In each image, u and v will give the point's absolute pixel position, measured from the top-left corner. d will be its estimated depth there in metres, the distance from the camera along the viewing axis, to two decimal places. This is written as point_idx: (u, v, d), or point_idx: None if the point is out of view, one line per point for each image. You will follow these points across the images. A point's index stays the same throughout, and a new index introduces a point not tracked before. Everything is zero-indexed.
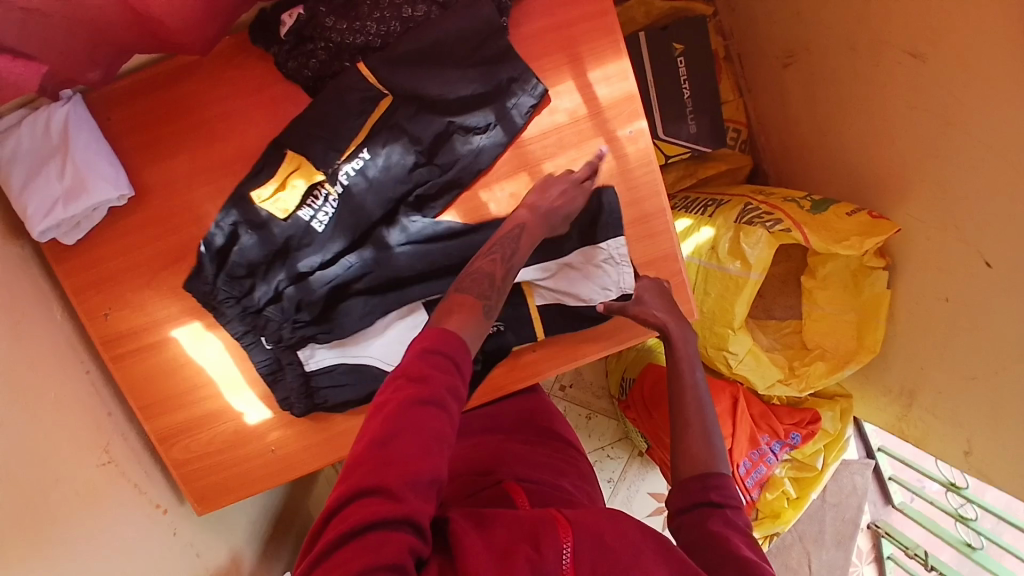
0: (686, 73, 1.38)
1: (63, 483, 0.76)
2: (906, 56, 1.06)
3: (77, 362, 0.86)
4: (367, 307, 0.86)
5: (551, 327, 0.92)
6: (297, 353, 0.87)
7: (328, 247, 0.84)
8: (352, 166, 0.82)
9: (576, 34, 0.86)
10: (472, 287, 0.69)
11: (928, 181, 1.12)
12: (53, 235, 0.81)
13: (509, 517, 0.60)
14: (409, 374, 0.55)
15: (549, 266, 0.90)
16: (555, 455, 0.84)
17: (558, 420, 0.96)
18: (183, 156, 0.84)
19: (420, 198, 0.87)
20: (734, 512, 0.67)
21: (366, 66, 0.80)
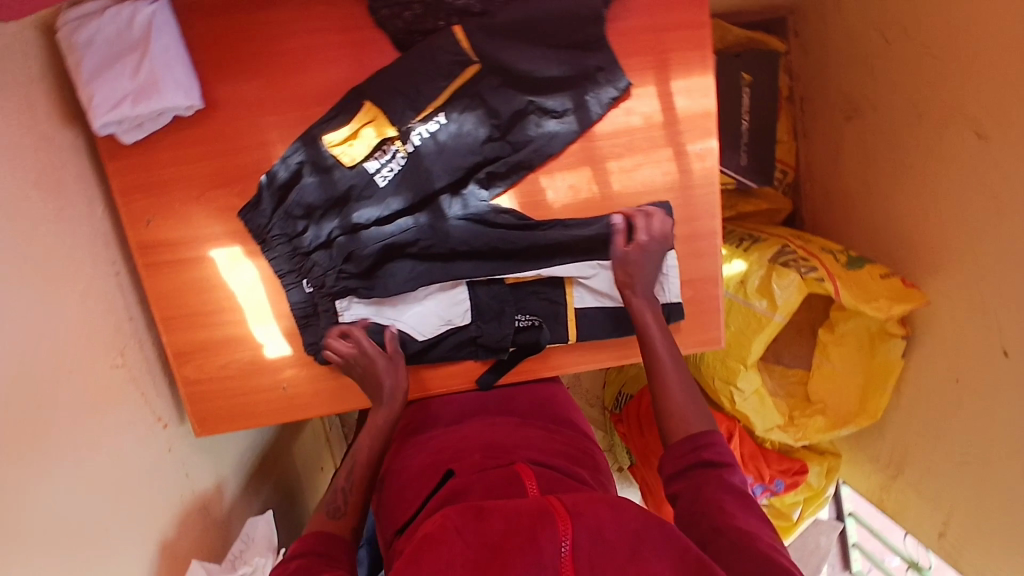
0: (748, 105, 1.40)
1: (74, 377, 0.75)
2: (972, 136, 1.06)
3: (109, 262, 0.85)
4: (413, 272, 0.88)
5: (585, 331, 0.94)
6: (335, 301, 0.88)
7: (388, 204, 0.86)
8: (426, 128, 0.83)
9: (669, 40, 0.86)
10: (333, 500, 0.80)
11: (964, 261, 1.12)
12: (113, 130, 0.79)
13: (507, 510, 0.61)
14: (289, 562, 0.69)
15: (592, 267, 0.91)
16: (571, 444, 0.83)
17: (575, 412, 0.95)
18: (258, 80, 0.83)
19: (487, 173, 0.87)
20: (726, 472, 0.71)
21: (462, 31, 0.80)
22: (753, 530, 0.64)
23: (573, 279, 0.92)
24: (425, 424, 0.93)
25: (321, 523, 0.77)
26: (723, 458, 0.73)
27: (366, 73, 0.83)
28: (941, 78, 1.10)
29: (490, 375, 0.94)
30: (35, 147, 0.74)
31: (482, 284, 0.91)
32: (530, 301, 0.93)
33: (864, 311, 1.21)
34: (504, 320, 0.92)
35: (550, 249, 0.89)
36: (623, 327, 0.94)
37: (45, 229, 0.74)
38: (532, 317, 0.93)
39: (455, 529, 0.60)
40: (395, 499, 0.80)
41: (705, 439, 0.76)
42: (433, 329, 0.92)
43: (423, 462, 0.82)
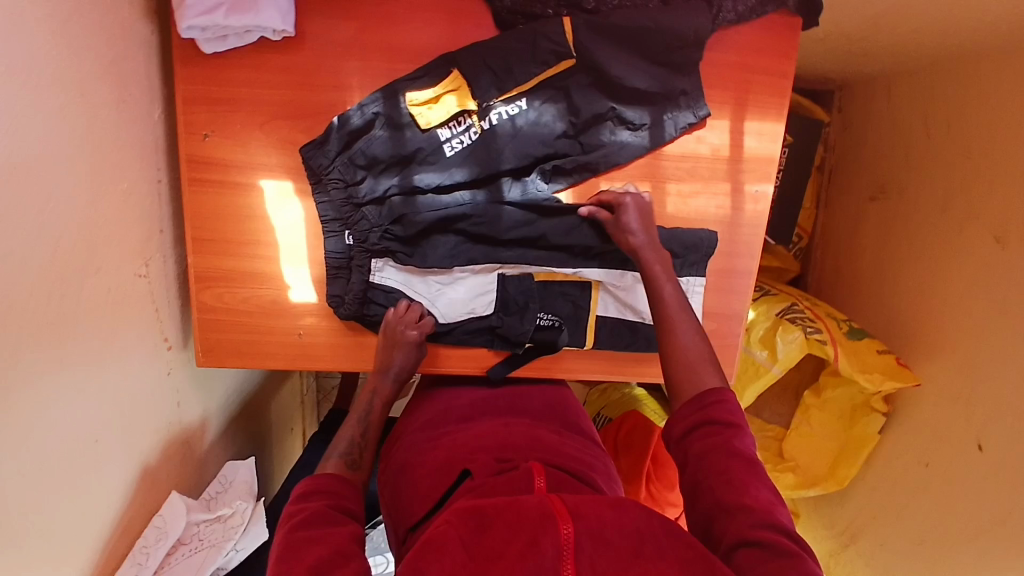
0: (785, 164, 1.45)
1: (99, 276, 0.72)
2: (991, 240, 1.11)
3: (154, 168, 0.82)
4: (454, 249, 0.88)
5: (602, 340, 0.95)
6: (371, 259, 0.87)
7: (451, 173, 0.85)
8: (505, 109, 0.84)
9: (753, 82, 0.88)
10: (345, 448, 0.78)
11: (957, 353, 1.18)
12: (195, 36, 0.76)
13: (506, 510, 0.58)
14: (289, 514, 0.65)
15: (625, 275, 0.92)
16: (584, 450, 0.83)
17: (585, 419, 0.95)
18: (353, 22, 0.81)
19: (553, 166, 0.87)
20: (736, 436, 0.65)
21: (570, 24, 0.81)
22: (762, 509, 0.58)
23: (601, 283, 0.93)
24: (437, 419, 0.91)
25: (335, 467, 0.74)
26: (733, 417, 0.67)
27: (461, 42, 0.83)
28: (973, 177, 1.16)
29: (503, 367, 0.94)
30: (113, 32, 0.71)
31: (515, 277, 0.91)
32: (556, 301, 0.93)
33: (857, 380, 1.26)
34: (528, 317, 0.92)
35: (589, 251, 0.90)
36: (638, 342, 0.95)
37: (104, 118, 0.71)
38: (555, 318, 0.93)
39: (456, 538, 0.56)
40: (407, 493, 0.77)
41: (715, 398, 0.69)
42: (456, 315, 0.92)
43: (438, 459, 0.79)
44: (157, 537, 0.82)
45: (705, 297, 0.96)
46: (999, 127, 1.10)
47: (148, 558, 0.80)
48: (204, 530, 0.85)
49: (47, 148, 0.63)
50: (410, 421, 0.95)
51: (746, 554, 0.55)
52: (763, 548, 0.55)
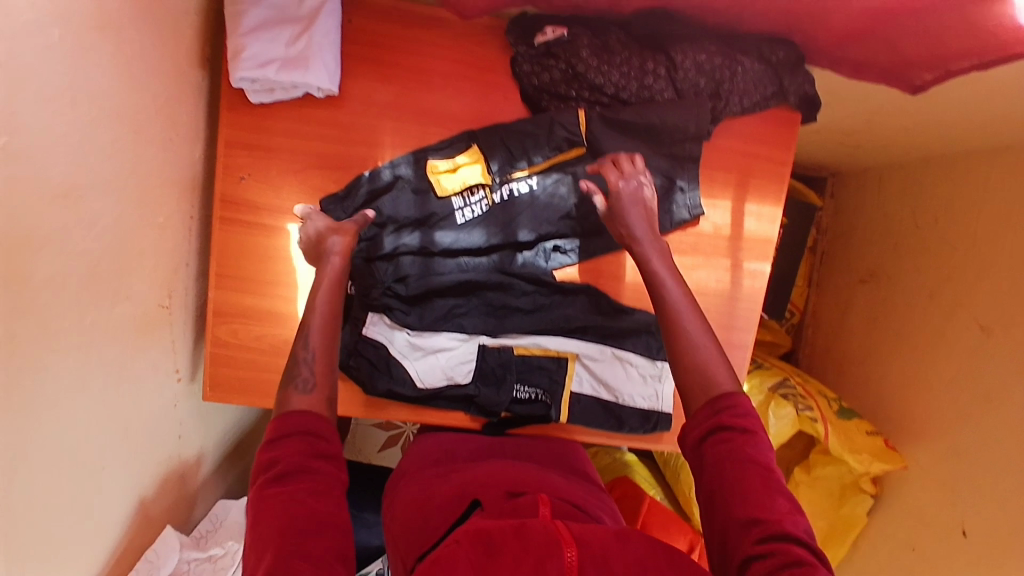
0: (781, 244, 1.52)
1: (129, 304, 0.74)
2: (977, 327, 1.17)
3: (189, 205, 0.86)
4: (448, 311, 0.91)
5: (576, 415, 0.95)
6: (367, 313, 0.89)
7: (461, 237, 0.90)
8: (518, 186, 0.89)
9: (754, 168, 0.94)
10: (297, 371, 0.68)
11: (944, 438, 1.21)
12: (245, 87, 0.82)
13: (514, 535, 0.58)
14: (261, 470, 0.60)
15: (605, 351, 0.95)
16: (589, 495, 0.85)
17: (590, 467, 0.97)
18: (391, 86, 0.88)
19: (553, 246, 0.93)
20: (753, 443, 0.61)
21: (585, 115, 0.88)
22: (777, 519, 0.56)
23: (578, 356, 0.95)
24: (445, 458, 0.93)
25: (296, 398, 0.66)
26: (748, 422, 0.63)
27: (488, 111, 0.90)
28: (961, 269, 1.22)
29: (493, 426, 0.97)
30: (171, 80, 0.77)
31: (494, 349, 0.92)
32: (534, 374, 0.94)
33: (847, 460, 1.29)
34: (504, 388, 0.93)
35: (580, 326, 0.94)
36: (609, 422, 0.96)
37: (154, 157, 0.76)
38: (532, 391, 0.94)
39: (466, 562, 0.56)
40: (416, 526, 0.78)
41: (730, 401, 0.64)
42: (434, 382, 0.92)
43: (450, 493, 0.81)
44: (148, 570, 0.84)
45: None
46: (986, 227, 1.17)
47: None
48: (194, 569, 0.89)
49: (99, 180, 0.67)
50: (416, 459, 0.97)
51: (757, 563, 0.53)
52: (776, 558, 0.53)
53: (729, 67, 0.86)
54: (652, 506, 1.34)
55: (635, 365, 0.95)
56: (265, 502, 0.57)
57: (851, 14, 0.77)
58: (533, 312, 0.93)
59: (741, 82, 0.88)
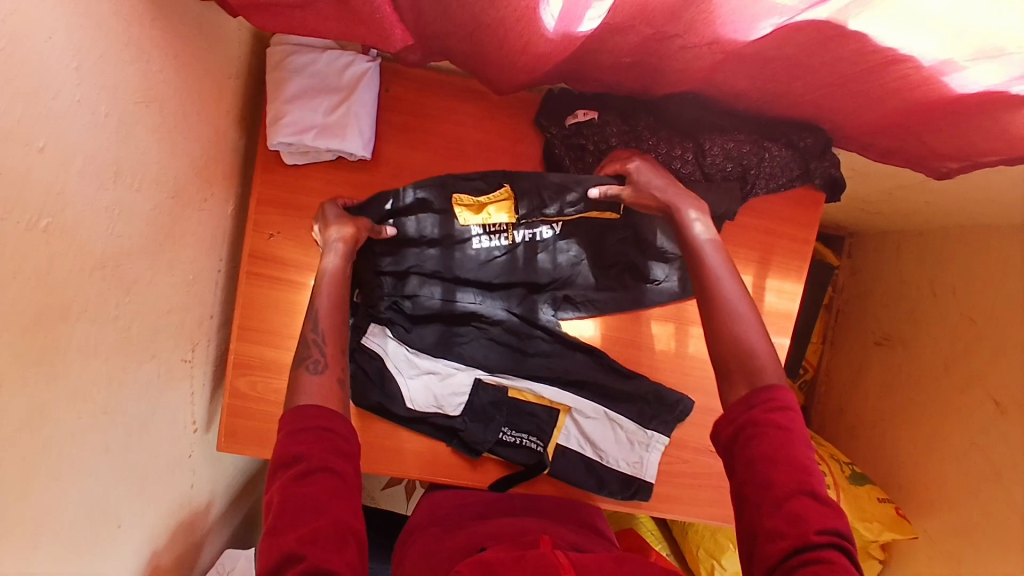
0: (806, 296, 1.54)
1: (155, 361, 0.75)
2: (990, 403, 1.16)
3: (218, 259, 0.87)
4: (444, 335, 0.92)
5: (559, 467, 0.94)
6: (370, 323, 0.89)
7: (479, 275, 0.91)
8: (542, 232, 0.91)
9: (777, 244, 0.95)
10: (307, 353, 0.71)
11: (952, 512, 1.20)
12: (281, 150, 0.84)
13: (513, 562, 0.63)
14: (282, 463, 0.61)
15: (599, 410, 0.95)
16: (596, 541, 0.87)
17: (602, 522, 0.97)
18: (424, 152, 0.89)
19: (563, 297, 0.94)
20: (792, 440, 0.59)
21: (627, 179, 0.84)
22: (808, 523, 0.55)
23: (571, 410, 0.95)
24: (454, 513, 0.94)
25: (308, 378, 0.69)
26: (784, 418, 0.60)
27: None
28: (976, 341, 1.22)
29: (502, 484, 0.93)
30: (211, 143, 0.78)
31: (488, 385, 0.93)
32: (523, 420, 0.94)
33: (857, 527, 1.28)
34: (491, 427, 0.92)
35: (582, 380, 0.94)
36: (590, 482, 0.95)
37: (190, 216, 0.77)
38: (519, 436, 0.93)
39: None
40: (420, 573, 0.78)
41: (766, 395, 0.62)
42: (421, 403, 0.91)
43: (458, 544, 0.82)
44: None
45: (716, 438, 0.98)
46: (1002, 302, 1.17)
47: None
48: None
49: (142, 245, 0.68)
50: (424, 514, 0.98)
51: (786, 560, 0.54)
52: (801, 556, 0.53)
53: (756, 154, 0.87)
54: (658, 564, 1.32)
55: (625, 429, 0.95)
56: (287, 497, 0.58)
57: (881, 113, 0.79)
58: (539, 356, 0.94)
59: (767, 167, 0.88)
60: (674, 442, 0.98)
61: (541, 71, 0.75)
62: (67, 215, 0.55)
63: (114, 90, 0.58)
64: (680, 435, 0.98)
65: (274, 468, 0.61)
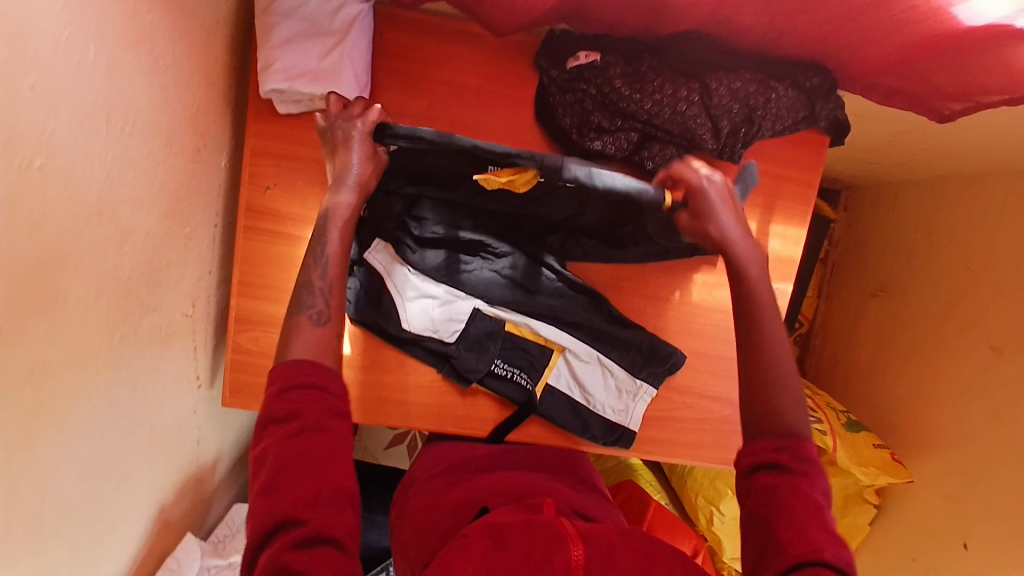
0: (806, 242, 1.55)
1: (156, 315, 0.73)
2: (986, 347, 1.18)
3: (214, 213, 0.85)
4: (451, 261, 0.91)
5: (548, 409, 0.95)
6: (375, 238, 0.89)
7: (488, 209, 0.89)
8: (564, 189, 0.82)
9: (782, 190, 0.95)
10: (310, 300, 0.66)
11: (948, 454, 1.23)
12: (274, 97, 0.81)
13: (523, 527, 0.61)
14: (275, 418, 0.57)
15: (592, 354, 0.95)
16: (597, 505, 0.88)
17: (595, 476, 1.01)
18: (422, 99, 0.87)
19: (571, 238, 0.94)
20: (808, 479, 0.57)
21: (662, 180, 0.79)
22: (822, 547, 0.52)
23: (564, 350, 0.95)
24: (456, 466, 0.94)
25: (309, 329, 0.64)
26: (810, 462, 0.58)
27: (519, 128, 0.89)
28: (973, 288, 1.23)
29: (498, 434, 0.94)
30: (202, 89, 0.75)
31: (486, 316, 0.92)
32: (515, 353, 0.94)
33: (853, 472, 1.31)
34: (485, 357, 0.92)
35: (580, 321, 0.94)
36: (575, 425, 0.95)
37: (184, 165, 0.74)
38: (510, 369, 0.94)
39: (477, 550, 0.59)
40: (427, 530, 0.80)
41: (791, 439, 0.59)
42: (415, 325, 0.90)
43: (461, 500, 0.82)
44: None
45: (720, 385, 1.00)
46: (1000, 247, 1.18)
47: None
48: None
49: (138, 194, 0.65)
50: (424, 469, 0.99)
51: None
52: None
53: (763, 94, 0.83)
54: (657, 512, 1.35)
55: (615, 375, 0.95)
56: (276, 461, 0.55)
57: (891, 50, 0.77)
58: (544, 293, 0.93)
59: (774, 108, 0.85)
60: (678, 389, 0.99)
61: (545, 8, 0.72)
62: (62, 159, 0.53)
63: (104, 28, 0.55)
64: (684, 382, 0.99)
65: (269, 419, 0.58)
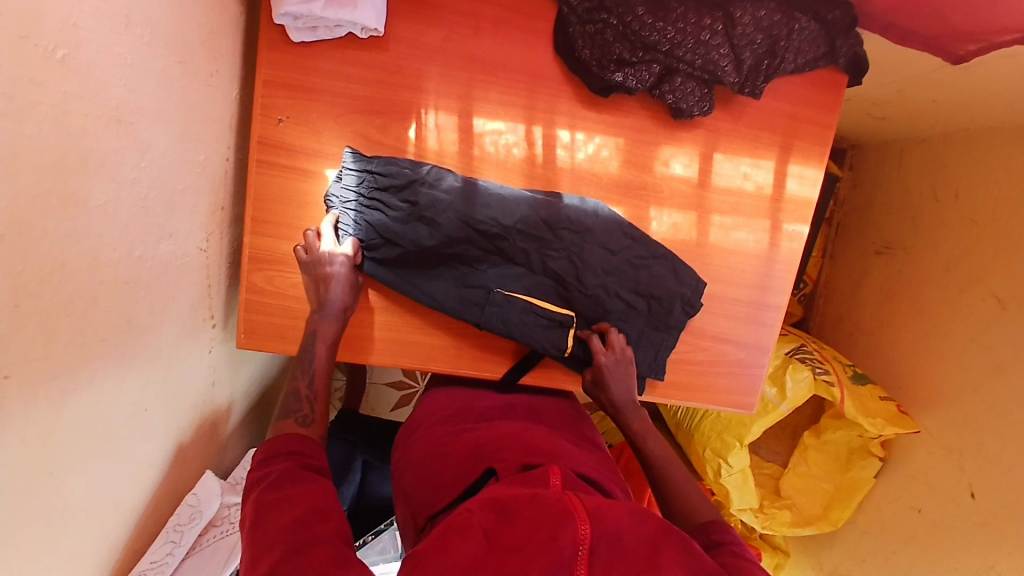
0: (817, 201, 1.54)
1: (170, 243, 0.71)
2: (993, 300, 1.18)
3: (225, 146, 0.82)
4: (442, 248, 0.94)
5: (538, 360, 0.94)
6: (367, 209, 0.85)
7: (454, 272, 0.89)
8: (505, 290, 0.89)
9: (800, 130, 0.94)
10: (296, 406, 0.77)
11: (954, 405, 1.23)
12: (287, 23, 0.79)
13: (528, 502, 0.57)
14: (255, 480, 0.67)
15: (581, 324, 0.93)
16: (601, 466, 0.83)
17: (592, 428, 0.99)
18: (440, 30, 0.85)
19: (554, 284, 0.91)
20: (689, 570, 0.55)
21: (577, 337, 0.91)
22: None
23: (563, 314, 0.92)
24: (459, 415, 0.93)
25: (293, 429, 0.75)
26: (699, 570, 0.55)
27: (537, 61, 0.87)
28: (981, 241, 1.23)
29: (511, 377, 0.94)
30: (216, 9, 0.73)
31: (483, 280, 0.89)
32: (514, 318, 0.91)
33: (861, 424, 1.32)
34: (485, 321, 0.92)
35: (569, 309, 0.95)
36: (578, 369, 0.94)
37: (197, 89, 0.72)
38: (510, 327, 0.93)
39: (480, 527, 0.55)
40: (428, 484, 0.78)
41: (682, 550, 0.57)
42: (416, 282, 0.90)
43: (460, 456, 0.80)
44: (190, 515, 0.88)
45: (735, 329, 0.99)
46: (1008, 199, 1.17)
47: (182, 535, 0.87)
48: (234, 514, 0.97)
49: (152, 109, 0.63)
50: (429, 414, 0.97)
51: None
52: None
53: (787, 25, 0.83)
54: None
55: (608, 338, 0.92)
56: (258, 507, 0.63)
57: None
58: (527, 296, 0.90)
59: (797, 40, 0.85)
60: (693, 331, 0.98)
61: None
62: (83, 52, 0.50)
63: None
64: (698, 325, 0.98)
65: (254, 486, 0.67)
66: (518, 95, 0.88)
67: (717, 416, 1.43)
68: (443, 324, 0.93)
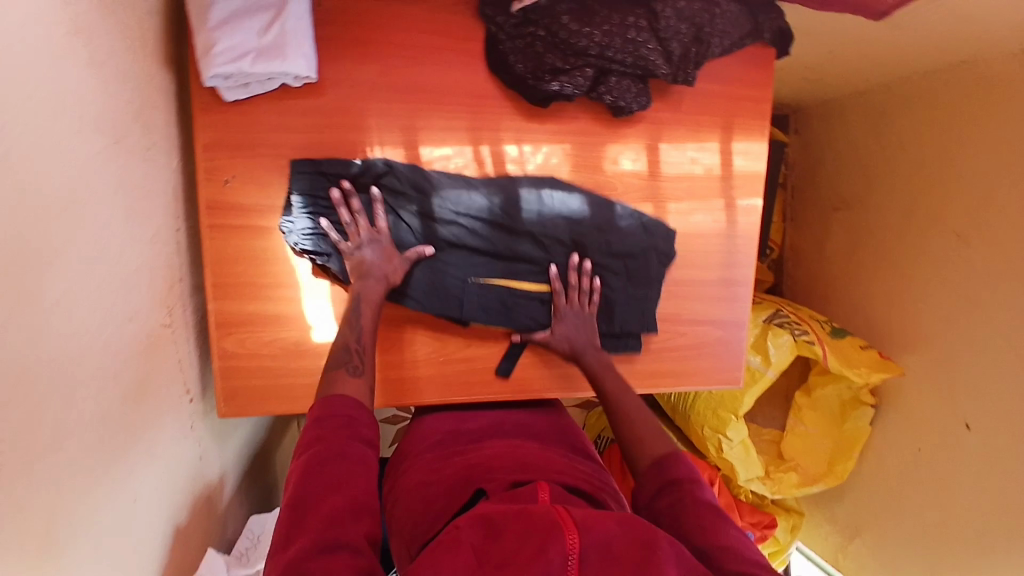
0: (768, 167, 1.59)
1: (133, 325, 0.70)
2: (953, 236, 1.22)
3: (174, 217, 0.81)
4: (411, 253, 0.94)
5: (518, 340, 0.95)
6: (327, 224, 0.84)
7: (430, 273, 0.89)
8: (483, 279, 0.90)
9: (739, 107, 0.96)
10: (346, 358, 0.75)
11: (934, 343, 1.27)
12: (218, 84, 0.78)
13: (516, 516, 0.57)
14: (304, 444, 0.63)
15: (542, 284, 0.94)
16: (591, 474, 0.84)
17: (582, 436, 1.00)
18: (372, 66, 0.85)
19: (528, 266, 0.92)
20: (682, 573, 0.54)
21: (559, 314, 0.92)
22: None
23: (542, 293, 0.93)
24: (445, 440, 0.93)
25: (345, 379, 0.72)
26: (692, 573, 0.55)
27: (474, 81, 0.88)
28: (932, 181, 1.27)
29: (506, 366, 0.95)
30: (143, 82, 0.72)
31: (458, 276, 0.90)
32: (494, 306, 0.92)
33: (848, 375, 1.35)
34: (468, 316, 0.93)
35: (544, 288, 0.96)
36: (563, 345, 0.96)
37: (137, 164, 0.71)
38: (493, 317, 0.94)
39: (469, 543, 0.55)
40: (418, 513, 0.78)
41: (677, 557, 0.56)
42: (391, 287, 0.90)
43: (449, 480, 0.80)
44: None
45: (710, 308, 1.01)
46: (952, 138, 1.21)
47: None
48: None
49: (98, 192, 0.62)
50: (416, 442, 0.96)
51: None
52: None
53: (707, 10, 0.85)
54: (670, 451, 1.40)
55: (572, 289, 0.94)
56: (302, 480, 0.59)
57: None
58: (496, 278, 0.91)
59: (720, 23, 0.87)
60: (670, 318, 1.00)
61: None
62: (16, 150, 0.50)
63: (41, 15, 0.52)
64: (674, 310, 1.00)
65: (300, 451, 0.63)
66: (460, 117, 0.88)
67: (709, 394, 1.45)
68: (425, 353, 0.93)
